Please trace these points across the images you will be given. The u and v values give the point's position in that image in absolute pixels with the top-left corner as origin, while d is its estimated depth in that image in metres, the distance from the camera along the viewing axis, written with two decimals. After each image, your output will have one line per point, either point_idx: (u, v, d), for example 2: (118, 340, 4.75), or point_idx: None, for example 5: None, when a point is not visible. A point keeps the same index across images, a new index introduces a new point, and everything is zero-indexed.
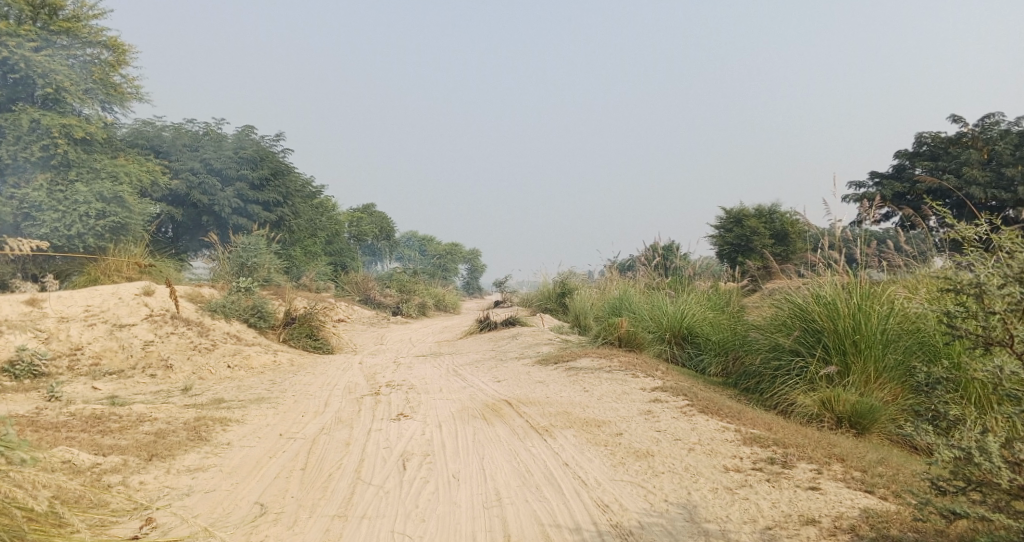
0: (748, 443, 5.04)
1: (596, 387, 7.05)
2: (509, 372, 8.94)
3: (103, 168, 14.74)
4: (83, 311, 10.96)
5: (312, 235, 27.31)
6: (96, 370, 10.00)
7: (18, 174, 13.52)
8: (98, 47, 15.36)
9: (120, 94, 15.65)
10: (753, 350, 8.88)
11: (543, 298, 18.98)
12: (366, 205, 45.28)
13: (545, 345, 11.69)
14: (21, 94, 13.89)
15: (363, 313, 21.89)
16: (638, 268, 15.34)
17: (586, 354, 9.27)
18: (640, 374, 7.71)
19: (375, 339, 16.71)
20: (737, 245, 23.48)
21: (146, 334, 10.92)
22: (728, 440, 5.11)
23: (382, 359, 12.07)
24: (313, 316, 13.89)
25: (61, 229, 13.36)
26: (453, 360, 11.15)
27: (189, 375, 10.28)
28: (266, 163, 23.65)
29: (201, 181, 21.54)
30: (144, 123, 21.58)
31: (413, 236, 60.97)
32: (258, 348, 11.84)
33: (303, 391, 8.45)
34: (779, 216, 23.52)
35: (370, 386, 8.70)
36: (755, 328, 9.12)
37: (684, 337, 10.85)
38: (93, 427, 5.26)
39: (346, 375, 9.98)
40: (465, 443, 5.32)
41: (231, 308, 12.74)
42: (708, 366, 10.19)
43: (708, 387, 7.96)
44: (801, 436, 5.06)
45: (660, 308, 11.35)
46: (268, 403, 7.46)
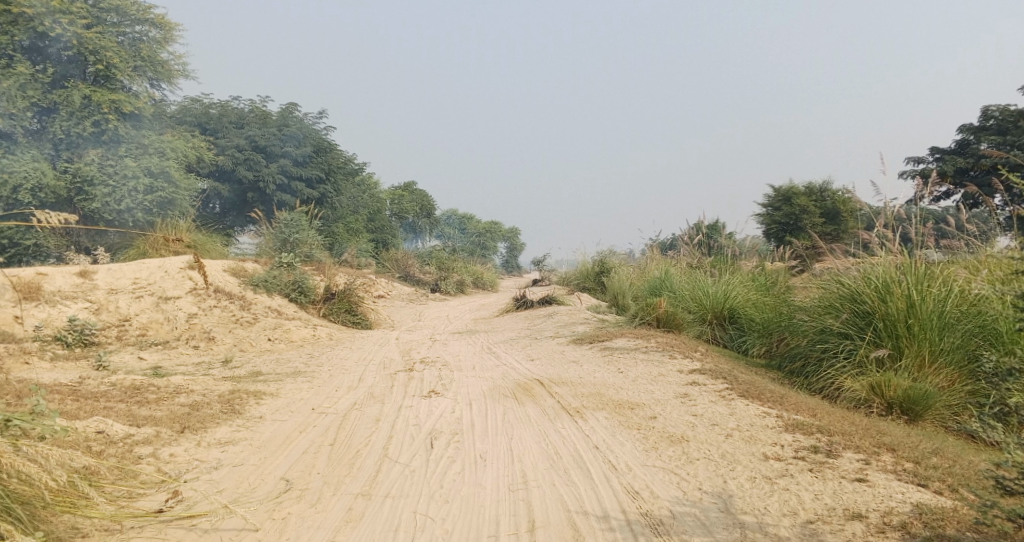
0: (790, 430, 4.81)
1: (631, 368, 6.88)
2: (544, 351, 8.82)
3: (151, 143, 15.00)
4: (131, 283, 11.22)
5: (354, 212, 27.53)
6: (142, 341, 10.24)
7: (71, 149, 13.87)
8: (147, 25, 15.37)
9: (167, 71, 15.78)
10: (799, 332, 8.56)
11: (582, 277, 18.76)
12: (407, 182, 45.53)
13: (583, 324, 11.53)
14: (73, 71, 14.12)
15: (403, 290, 22.05)
16: (680, 247, 14.99)
17: (623, 334, 9.08)
18: (678, 355, 7.50)
19: (413, 315, 16.80)
20: (785, 224, 22.82)
21: (190, 307, 11.12)
22: (768, 426, 4.89)
23: (419, 336, 12.10)
24: (352, 292, 13.98)
25: (112, 204, 13.71)
26: (489, 338, 11.08)
27: (231, 347, 10.46)
28: (310, 140, 23.88)
29: (246, 158, 21.86)
30: (192, 101, 22.18)
31: (454, 214, 61.17)
32: (298, 322, 11.96)
33: (339, 366, 8.49)
34: (830, 194, 22.69)
35: (405, 363, 8.69)
36: (801, 310, 8.78)
37: (726, 318, 10.55)
38: (131, 397, 5.34)
39: (382, 351, 10.00)
40: (495, 423, 5.23)
41: (273, 283, 12.92)
42: (751, 347, 9.90)
43: (749, 370, 7.70)
44: (848, 424, 4.81)
45: (701, 288, 11.05)
46: (303, 377, 7.50)
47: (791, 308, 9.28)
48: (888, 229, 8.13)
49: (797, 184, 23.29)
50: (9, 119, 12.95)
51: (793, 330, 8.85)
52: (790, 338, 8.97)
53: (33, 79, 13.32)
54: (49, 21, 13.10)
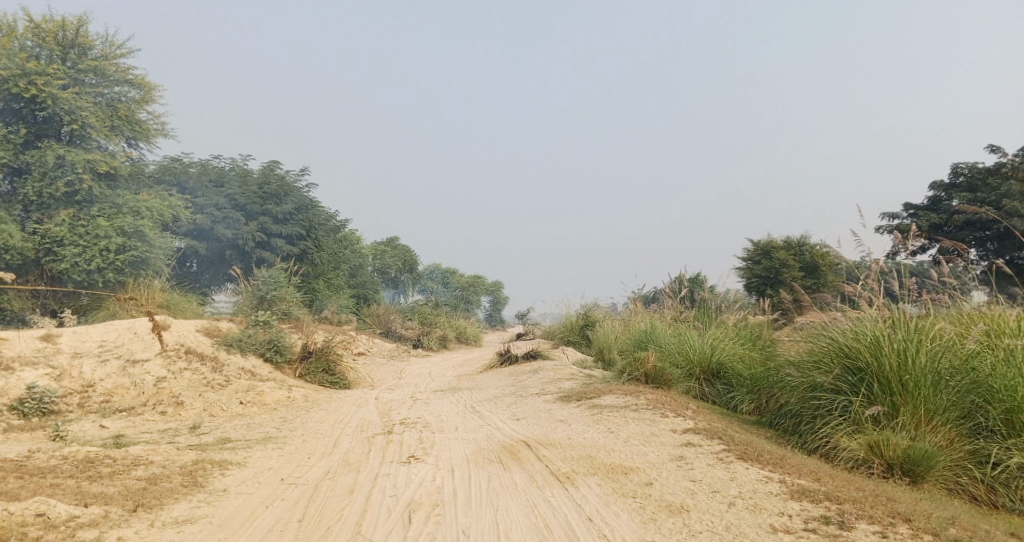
0: (796, 497, 4.52)
1: (622, 428, 6.56)
2: (529, 410, 8.48)
3: (126, 203, 14.53)
4: (97, 346, 10.76)
5: (335, 268, 27.22)
6: (106, 408, 9.71)
7: (42, 210, 13.56)
8: (126, 85, 15.27)
9: (146, 131, 15.62)
10: (790, 389, 8.33)
11: (566, 330, 18.48)
12: (390, 238, 45.49)
13: (568, 380, 11.21)
14: (47, 131, 13.87)
15: (384, 346, 21.61)
16: (664, 300, 14.83)
17: (611, 390, 8.78)
18: (669, 413, 7.21)
19: (394, 372, 16.36)
20: (766, 277, 22.86)
21: (159, 370, 10.64)
22: (773, 492, 4.60)
23: (399, 395, 11.68)
24: (329, 350, 13.57)
25: (82, 265, 13.19)
26: (471, 396, 10.70)
27: (200, 412, 9.97)
28: (290, 198, 23.78)
29: (225, 216, 21.55)
30: (171, 160, 21.68)
31: (437, 269, 61.06)
32: (272, 383, 11.50)
33: (314, 430, 8.05)
34: (809, 248, 22.85)
35: (384, 425, 8.28)
36: (791, 365, 8.57)
37: (714, 374, 10.31)
38: (82, 472, 4.92)
39: (360, 412, 9.58)
40: (479, 492, 4.87)
41: (248, 342, 12.50)
42: (741, 403, 9.64)
43: (743, 429, 7.41)
44: (856, 489, 4.54)
45: (687, 342, 10.82)
46: (275, 444, 7.08)
47: (780, 363, 9.08)
48: (873, 283, 8.01)
49: (776, 237, 23.45)
50: None
51: (784, 386, 8.63)
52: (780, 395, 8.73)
53: (5, 139, 13.14)
54: (24, 82, 13.03)
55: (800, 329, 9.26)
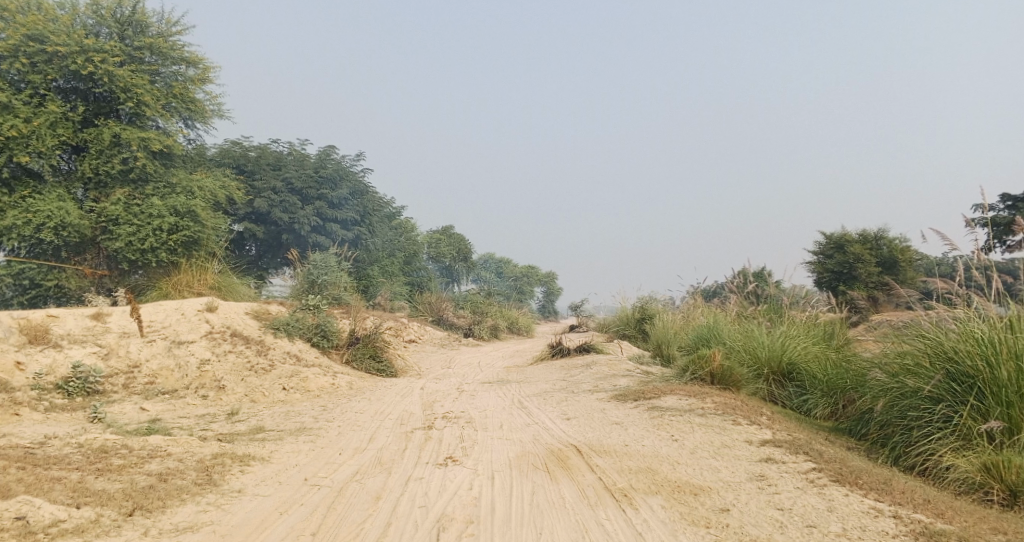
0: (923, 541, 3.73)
1: (689, 435, 5.80)
2: (581, 409, 7.78)
3: (179, 183, 14.52)
4: (145, 326, 10.61)
5: (389, 254, 27.04)
6: (149, 389, 9.48)
7: (99, 189, 13.55)
8: (182, 64, 15.14)
9: (202, 110, 15.52)
10: (878, 394, 7.38)
11: (621, 323, 17.63)
12: (445, 226, 45.41)
13: (625, 376, 10.43)
14: (105, 110, 13.82)
15: (435, 334, 21.21)
16: (727, 295, 13.91)
17: (674, 391, 7.99)
18: (741, 420, 6.40)
19: (443, 362, 15.89)
20: (838, 273, 21.41)
21: (203, 353, 10.37)
22: (888, 533, 3.81)
23: (446, 385, 11.16)
24: (376, 337, 13.16)
25: (136, 244, 13.08)
26: (520, 390, 10.06)
27: (241, 397, 9.64)
28: (345, 183, 23.57)
29: (282, 200, 21.45)
30: (231, 143, 21.82)
31: (492, 258, 60.66)
32: (317, 369, 11.13)
33: (352, 422, 7.56)
34: (886, 242, 21.30)
35: (425, 419, 7.73)
36: (875, 368, 7.59)
37: (784, 374, 9.37)
38: (90, 464, 4.51)
39: (403, 403, 9.07)
40: (521, 507, 4.25)
41: (295, 326, 12.20)
42: (815, 408, 8.70)
43: (826, 440, 6.52)
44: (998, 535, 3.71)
45: (754, 339, 9.87)
46: (306, 436, 6.61)
47: (864, 366, 8.12)
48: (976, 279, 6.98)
49: (850, 231, 21.92)
50: (38, 158, 12.72)
51: (868, 391, 7.68)
52: (863, 400, 7.78)
53: (64, 118, 13.10)
54: (82, 59, 13.01)
55: (886, 329, 8.26)
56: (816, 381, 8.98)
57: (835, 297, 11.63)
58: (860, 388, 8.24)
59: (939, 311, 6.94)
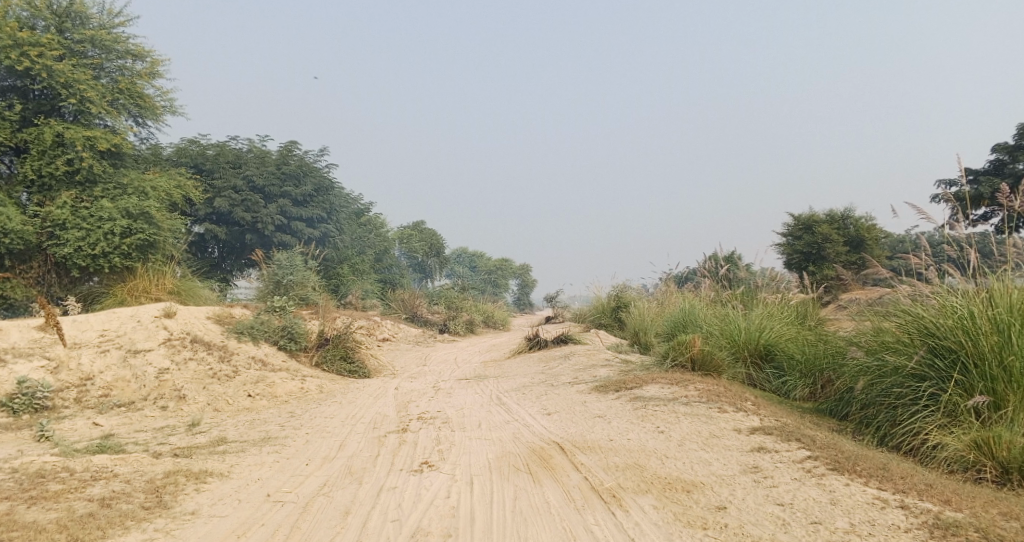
0: (936, 534, 3.56)
1: (675, 426, 5.55)
2: (561, 403, 7.50)
3: (130, 183, 13.88)
4: (97, 336, 10.06)
5: (358, 253, 26.47)
6: (104, 403, 8.95)
7: (43, 192, 12.89)
8: (128, 58, 14.50)
9: (151, 106, 14.90)
10: (859, 373, 7.20)
11: (597, 312, 17.39)
12: (416, 222, 44.92)
13: (604, 366, 10.16)
14: (46, 107, 13.15)
15: (409, 331, 20.77)
16: (700, 280, 13.75)
17: (655, 379, 7.75)
18: (727, 407, 6.17)
19: (418, 359, 15.50)
20: (808, 253, 21.48)
21: (162, 361, 9.84)
22: (899, 527, 3.63)
23: (420, 384, 10.79)
24: (346, 337, 12.70)
25: (86, 249, 12.42)
26: (497, 386, 9.73)
27: (203, 406, 9.15)
28: (309, 179, 22.81)
29: (244, 199, 20.78)
30: (188, 142, 21.07)
31: (463, 252, 60.16)
32: (284, 374, 10.67)
33: (320, 429, 7.17)
34: (853, 221, 21.41)
35: (398, 421, 7.38)
36: (855, 347, 7.42)
37: (763, 357, 9.18)
38: (23, 492, 4.10)
39: (376, 405, 8.68)
40: (501, 516, 3.96)
41: (260, 329, 11.73)
42: (796, 390, 8.53)
43: (814, 424, 6.33)
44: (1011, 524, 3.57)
45: (731, 322, 9.66)
46: (272, 446, 6.22)
47: (845, 346, 7.95)
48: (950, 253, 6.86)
49: (817, 211, 22.00)
50: None
51: (848, 370, 7.50)
52: (843, 379, 7.61)
53: (0, 117, 12.42)
54: (16, 53, 12.33)
55: (864, 306, 8.11)
56: (795, 362, 8.80)
57: (807, 277, 11.49)
58: (841, 367, 8.08)
59: (916, 286, 6.79)
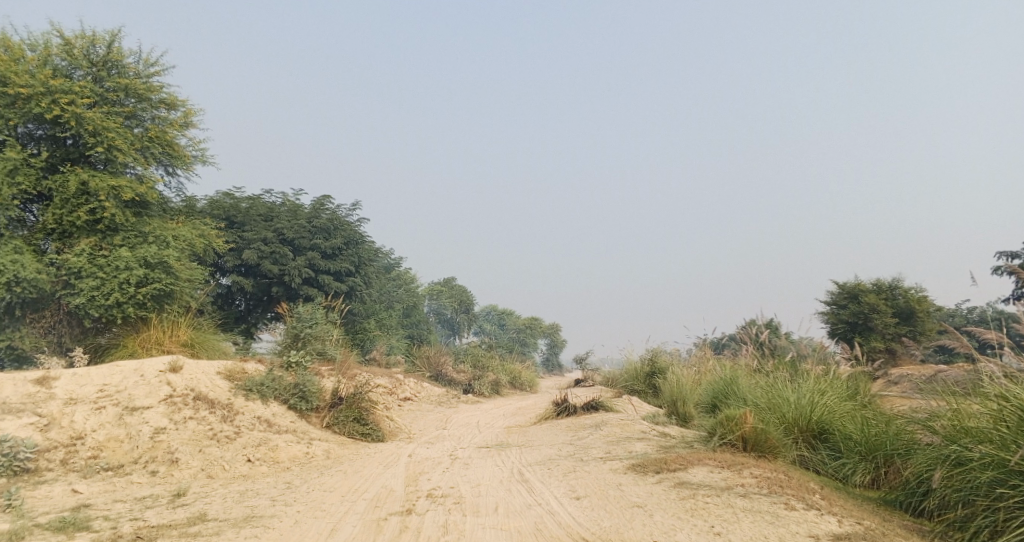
0: None
1: (736, 529, 4.66)
2: (593, 486, 6.50)
3: (153, 232, 13.47)
4: (96, 390, 9.39)
5: (384, 308, 25.89)
6: (91, 466, 8.20)
7: (63, 239, 12.54)
8: (162, 107, 14.39)
9: (182, 156, 14.67)
10: (937, 461, 6.10)
11: (630, 378, 16.27)
12: (447, 278, 44.79)
13: (640, 440, 9.11)
14: (74, 155, 12.91)
15: (433, 391, 19.89)
16: (741, 347, 12.64)
17: (702, 460, 6.72)
18: (793, 502, 5.17)
19: (439, 421, 14.54)
20: (852, 324, 20.20)
21: (159, 421, 9.06)
22: None
23: (437, 451, 9.84)
24: (362, 397, 11.81)
25: (99, 299, 11.92)
26: (520, 458, 8.74)
27: (197, 472, 8.31)
28: (339, 233, 22.16)
29: (271, 251, 20.37)
30: (222, 195, 20.95)
31: (493, 310, 59.37)
32: (290, 436, 9.81)
33: (317, 506, 6.29)
34: (902, 292, 20.18)
35: (405, 499, 6.45)
36: (930, 432, 6.31)
37: (816, 435, 8.02)
38: None
39: (384, 477, 7.75)
40: None
41: (271, 387, 10.93)
42: (856, 475, 7.35)
43: (899, 529, 5.28)
44: None
45: (778, 395, 8.56)
46: (255, 528, 5.38)
47: (915, 430, 6.84)
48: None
49: (863, 280, 20.79)
50: None
51: (921, 457, 6.39)
52: (913, 467, 6.49)
53: (25, 164, 12.21)
54: (47, 101, 12.18)
55: (935, 384, 7.03)
56: (853, 443, 7.64)
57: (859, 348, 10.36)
58: (912, 453, 6.95)
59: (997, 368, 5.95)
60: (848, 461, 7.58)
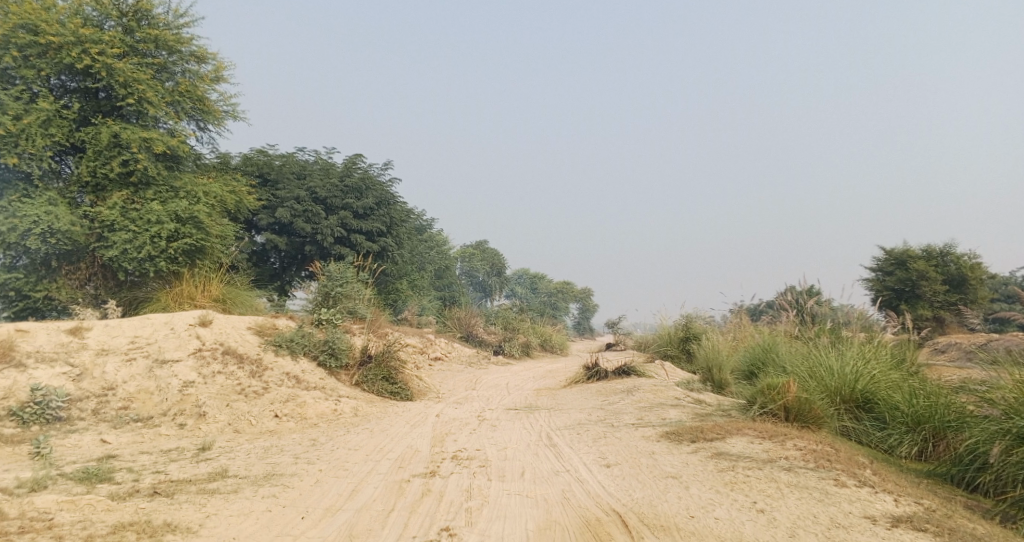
0: None
1: (781, 507, 4.38)
2: (626, 453, 6.22)
3: (184, 187, 13.43)
4: (127, 342, 9.39)
5: (416, 268, 25.77)
6: (121, 417, 8.21)
7: (96, 192, 12.53)
8: (193, 61, 14.23)
9: (213, 111, 14.52)
10: (996, 436, 5.64)
11: (663, 342, 15.86)
12: (481, 240, 44.61)
13: (674, 406, 8.76)
14: (105, 107, 12.82)
15: (464, 352, 19.77)
16: (781, 313, 12.12)
17: (742, 429, 6.37)
18: (844, 479, 4.80)
19: (469, 382, 14.41)
20: (899, 291, 19.38)
21: (188, 374, 9.03)
22: None
23: (464, 412, 9.65)
24: (391, 356, 11.66)
25: (131, 252, 11.95)
26: (550, 421, 8.49)
27: (224, 426, 8.28)
28: (372, 192, 21.85)
29: (305, 210, 20.29)
30: (256, 151, 20.84)
31: (527, 273, 59.13)
32: (317, 393, 9.71)
33: (339, 464, 6.14)
34: (954, 259, 19.24)
35: (430, 461, 6.27)
36: (988, 404, 5.83)
37: (859, 405, 7.57)
38: None
39: (410, 436, 7.60)
40: None
41: (300, 343, 10.85)
42: (901, 447, 6.92)
43: (957, 509, 4.90)
44: None
45: (820, 363, 8.10)
46: (274, 486, 5.24)
47: (971, 402, 6.36)
48: None
49: (912, 246, 19.86)
50: (29, 160, 11.71)
51: (974, 430, 5.94)
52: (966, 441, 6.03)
53: (58, 115, 12.14)
54: (77, 51, 12.05)
55: (995, 354, 6.52)
56: (900, 413, 7.19)
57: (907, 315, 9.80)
58: (965, 426, 6.49)
59: None
60: (894, 432, 7.13)
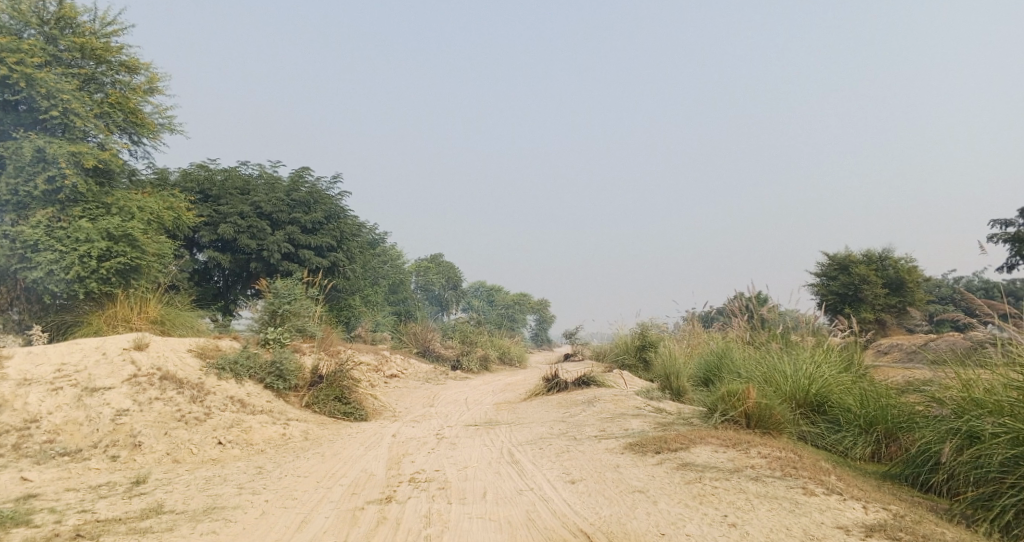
0: None
1: (754, 520, 4.22)
2: (589, 468, 6.00)
3: (116, 203, 12.76)
4: (53, 371, 8.75)
5: (369, 284, 25.18)
6: (46, 451, 7.59)
7: (19, 211, 11.59)
8: (123, 71, 13.64)
9: (146, 123, 13.92)
10: (948, 434, 5.62)
11: (620, 352, 15.78)
12: (433, 254, 44.14)
13: (635, 416, 8.60)
14: (28, 120, 12.04)
15: (420, 367, 19.35)
16: (733, 318, 12.15)
17: (706, 438, 6.23)
18: (812, 486, 4.68)
19: (425, 399, 14.02)
20: (843, 295, 19.85)
21: (121, 402, 8.45)
22: None
23: (420, 430, 9.30)
24: (343, 374, 11.22)
25: (58, 273, 11.24)
26: (509, 437, 8.22)
27: (162, 456, 7.75)
28: (320, 207, 21.33)
29: (249, 226, 19.63)
30: (196, 166, 20.11)
31: (481, 286, 58.82)
32: (264, 417, 9.22)
33: (287, 493, 5.75)
34: (892, 262, 19.84)
35: (384, 485, 5.93)
36: (939, 403, 5.83)
37: (814, 408, 7.54)
38: None
39: (364, 459, 7.22)
40: None
41: (245, 365, 10.33)
42: (856, 449, 6.88)
43: (924, 512, 4.83)
44: None
45: (774, 367, 8.06)
46: (214, 521, 4.83)
47: (921, 401, 6.38)
48: None
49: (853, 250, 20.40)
50: None
51: (926, 429, 5.93)
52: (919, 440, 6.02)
53: None
54: None
55: (943, 353, 6.57)
56: (854, 415, 7.19)
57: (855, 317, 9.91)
58: (916, 425, 6.50)
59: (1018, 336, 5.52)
60: (849, 434, 7.12)
